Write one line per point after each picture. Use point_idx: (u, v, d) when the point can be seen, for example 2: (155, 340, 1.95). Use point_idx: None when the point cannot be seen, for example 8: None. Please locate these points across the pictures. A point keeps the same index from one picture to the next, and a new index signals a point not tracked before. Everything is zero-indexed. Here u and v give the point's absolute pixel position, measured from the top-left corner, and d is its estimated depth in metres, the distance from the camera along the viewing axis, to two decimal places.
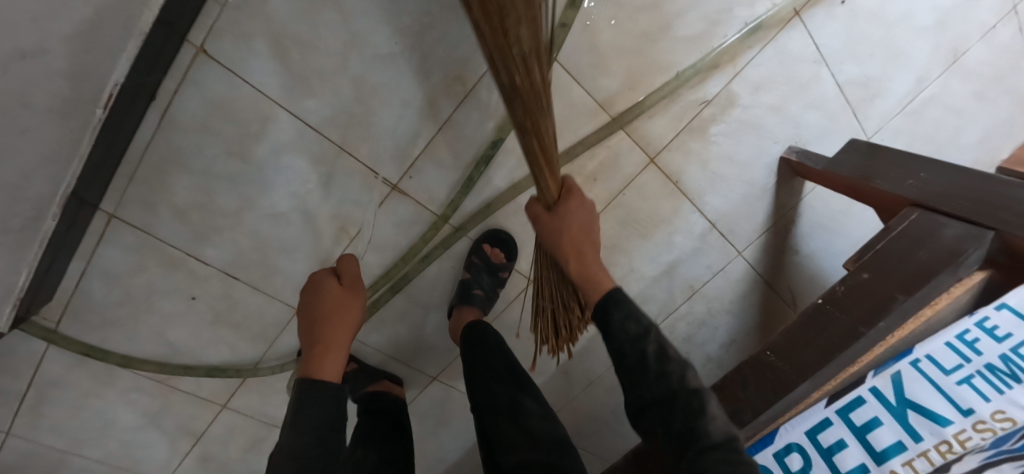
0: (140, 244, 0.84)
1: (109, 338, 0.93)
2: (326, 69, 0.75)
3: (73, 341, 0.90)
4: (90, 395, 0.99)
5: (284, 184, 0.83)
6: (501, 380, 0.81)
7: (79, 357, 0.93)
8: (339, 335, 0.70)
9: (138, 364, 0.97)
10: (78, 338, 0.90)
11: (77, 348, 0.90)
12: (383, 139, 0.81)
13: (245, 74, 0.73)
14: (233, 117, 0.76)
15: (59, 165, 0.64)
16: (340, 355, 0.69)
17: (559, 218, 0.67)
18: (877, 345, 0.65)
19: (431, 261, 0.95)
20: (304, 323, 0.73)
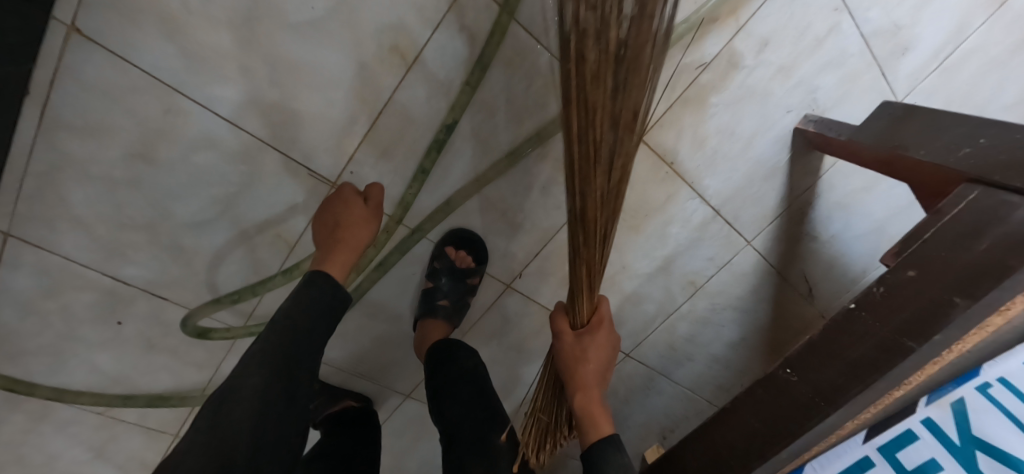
0: (45, 268, 0.71)
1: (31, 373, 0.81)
2: (231, 45, 0.61)
3: None
4: (21, 433, 0.88)
5: (204, 188, 0.70)
6: (470, 404, 0.72)
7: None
8: (354, 241, 0.63)
9: (71, 397, 0.86)
10: None
11: None
12: (314, 129, 0.68)
13: (131, 57, 0.59)
14: (126, 111, 0.62)
15: None
16: (349, 259, 0.63)
17: (580, 345, 0.67)
18: (929, 363, 0.51)
19: (386, 270, 0.81)
20: (327, 223, 0.66)
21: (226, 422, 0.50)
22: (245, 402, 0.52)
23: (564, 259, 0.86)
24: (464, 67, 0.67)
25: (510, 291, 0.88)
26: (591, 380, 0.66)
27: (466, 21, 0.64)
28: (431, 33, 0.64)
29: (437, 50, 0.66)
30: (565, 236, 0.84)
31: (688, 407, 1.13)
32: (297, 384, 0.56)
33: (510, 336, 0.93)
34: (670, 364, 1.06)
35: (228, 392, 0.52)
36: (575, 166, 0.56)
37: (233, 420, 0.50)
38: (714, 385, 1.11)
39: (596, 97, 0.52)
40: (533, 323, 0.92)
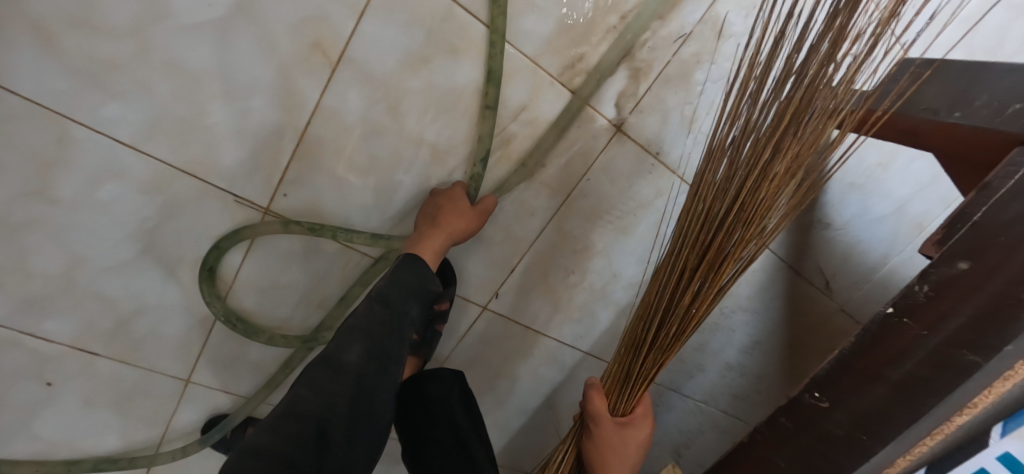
0: None
1: None
2: (121, 56, 0.52)
3: None
4: None
5: (119, 225, 0.61)
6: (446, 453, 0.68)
7: None
8: (452, 233, 0.62)
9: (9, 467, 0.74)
10: None
11: None
12: (236, 147, 0.59)
13: (0, 78, 0.49)
14: (7, 144, 0.53)
15: None
16: (441, 246, 0.63)
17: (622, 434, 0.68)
18: (998, 380, 0.39)
19: None
20: (428, 209, 0.65)
21: (322, 392, 0.48)
22: (332, 378, 0.50)
23: (545, 272, 0.76)
24: (402, 62, 0.58)
25: (487, 313, 0.77)
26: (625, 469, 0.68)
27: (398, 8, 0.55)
28: (356, 24, 0.55)
29: (367, 44, 0.56)
30: (544, 247, 0.74)
31: (704, 422, 1.02)
32: (374, 397, 0.53)
33: (492, 361, 0.83)
34: (679, 376, 0.96)
35: (323, 361, 0.51)
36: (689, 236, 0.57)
37: (323, 393, 0.48)
38: (730, 396, 1.00)
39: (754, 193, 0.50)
40: (519, 345, 0.82)
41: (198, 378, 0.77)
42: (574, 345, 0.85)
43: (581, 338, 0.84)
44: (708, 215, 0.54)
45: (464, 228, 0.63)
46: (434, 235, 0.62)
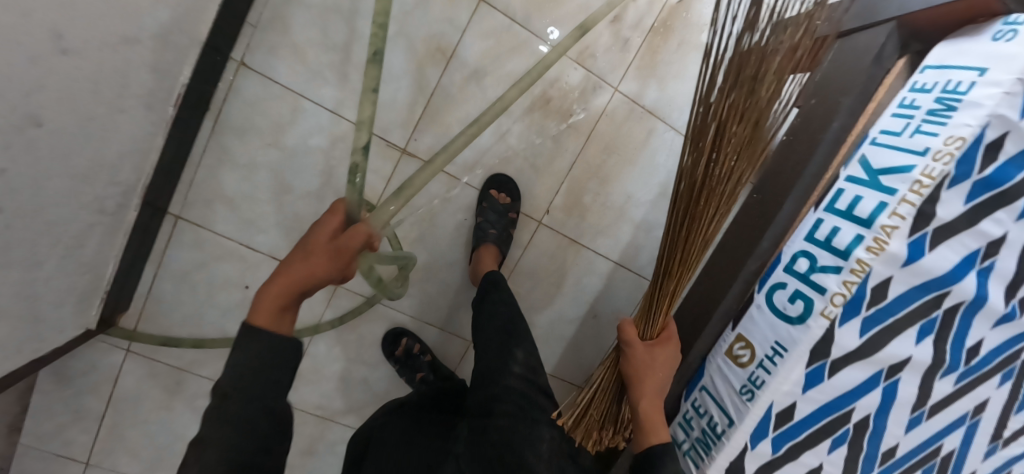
0: (202, 241, 1.00)
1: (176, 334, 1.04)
2: (331, 60, 0.94)
3: (151, 335, 1.02)
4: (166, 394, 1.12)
5: (313, 164, 0.99)
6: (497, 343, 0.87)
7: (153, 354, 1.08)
8: (302, 270, 0.60)
9: (209, 343, 1.03)
10: (154, 333, 1.03)
11: (156, 340, 1.02)
12: (386, 110, 0.97)
13: (273, 74, 0.93)
14: (265, 110, 0.94)
15: (135, 163, 0.81)
16: (284, 293, 0.58)
17: (652, 352, 0.76)
18: (842, 145, 0.71)
19: (443, 216, 1.06)
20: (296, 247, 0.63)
21: (219, 435, 0.50)
22: (223, 426, 0.50)
23: (581, 193, 1.09)
24: (482, 55, 0.98)
25: (542, 226, 1.10)
26: (651, 391, 0.75)
27: (482, 25, 0.97)
28: (459, 36, 0.97)
29: (464, 46, 0.97)
30: (578, 173, 1.08)
31: None
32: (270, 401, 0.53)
33: (547, 268, 1.13)
34: None
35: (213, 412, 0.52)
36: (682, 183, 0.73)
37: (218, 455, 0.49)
38: None
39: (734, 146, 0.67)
40: (566, 255, 1.13)
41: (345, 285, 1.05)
42: (606, 255, 1.15)
43: (612, 249, 1.14)
44: (703, 145, 0.69)
45: (305, 269, 0.60)
46: (277, 278, 0.59)
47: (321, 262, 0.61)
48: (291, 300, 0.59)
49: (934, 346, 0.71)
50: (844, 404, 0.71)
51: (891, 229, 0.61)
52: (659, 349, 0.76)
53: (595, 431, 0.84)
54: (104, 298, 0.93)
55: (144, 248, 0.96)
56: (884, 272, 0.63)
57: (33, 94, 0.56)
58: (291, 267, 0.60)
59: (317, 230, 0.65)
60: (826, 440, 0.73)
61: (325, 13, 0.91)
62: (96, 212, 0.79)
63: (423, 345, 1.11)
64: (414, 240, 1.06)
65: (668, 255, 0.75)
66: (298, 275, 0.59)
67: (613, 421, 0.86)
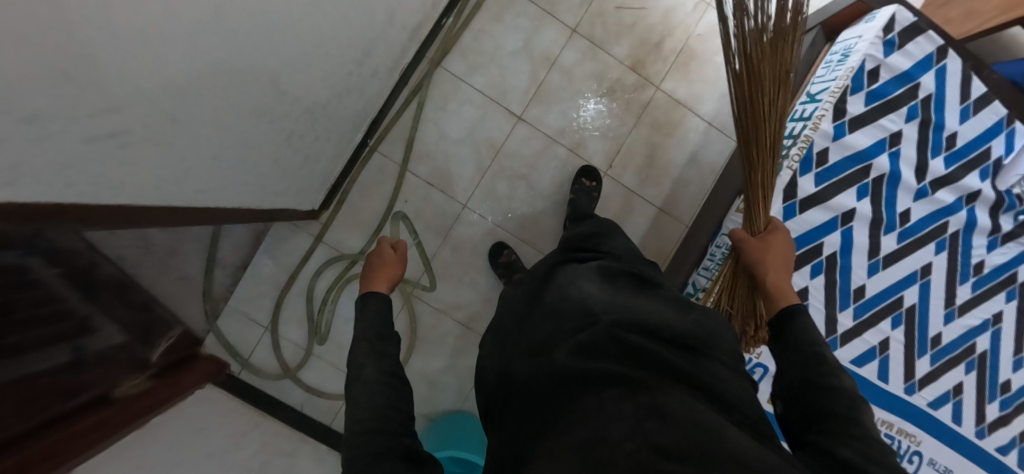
0: (385, 168, 1.53)
1: (351, 233, 1.54)
2: (481, 61, 1.53)
3: (336, 232, 1.54)
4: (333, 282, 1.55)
5: (462, 122, 1.54)
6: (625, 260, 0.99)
7: (332, 247, 1.54)
8: (387, 276, 1.24)
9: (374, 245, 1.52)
10: (337, 232, 1.54)
11: (338, 237, 1.54)
12: (511, 92, 1.55)
13: (447, 67, 1.53)
14: (437, 88, 1.53)
15: (372, 106, 1.39)
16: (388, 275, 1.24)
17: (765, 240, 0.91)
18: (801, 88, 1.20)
19: (540, 164, 1.56)
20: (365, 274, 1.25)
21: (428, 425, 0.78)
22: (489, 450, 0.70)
23: (634, 155, 1.59)
24: (573, 63, 1.56)
25: (607, 175, 1.58)
26: (775, 265, 0.87)
27: (575, 44, 1.55)
28: (560, 51, 1.55)
29: (563, 57, 1.55)
30: (631, 141, 1.59)
31: None
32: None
33: (610, 208, 1.59)
34: None
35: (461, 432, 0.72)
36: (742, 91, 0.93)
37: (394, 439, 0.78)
38: None
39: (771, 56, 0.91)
40: (622, 199, 1.59)
41: (469, 205, 1.55)
42: (652, 202, 1.60)
43: (656, 196, 1.60)
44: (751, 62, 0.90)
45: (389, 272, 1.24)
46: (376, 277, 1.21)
47: (387, 274, 1.24)
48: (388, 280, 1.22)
49: (872, 206, 1.11)
50: (814, 237, 1.10)
51: (820, 116, 1.08)
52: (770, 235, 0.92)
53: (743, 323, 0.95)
54: (325, 191, 1.45)
55: (351, 165, 1.50)
56: (822, 143, 1.08)
57: (372, 36, 1.15)
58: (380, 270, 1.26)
59: (380, 257, 1.31)
60: (806, 266, 1.11)
61: (482, 34, 1.53)
62: (351, 124, 1.35)
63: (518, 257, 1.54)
64: (520, 178, 1.56)
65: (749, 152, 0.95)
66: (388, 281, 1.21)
67: (750, 316, 0.94)
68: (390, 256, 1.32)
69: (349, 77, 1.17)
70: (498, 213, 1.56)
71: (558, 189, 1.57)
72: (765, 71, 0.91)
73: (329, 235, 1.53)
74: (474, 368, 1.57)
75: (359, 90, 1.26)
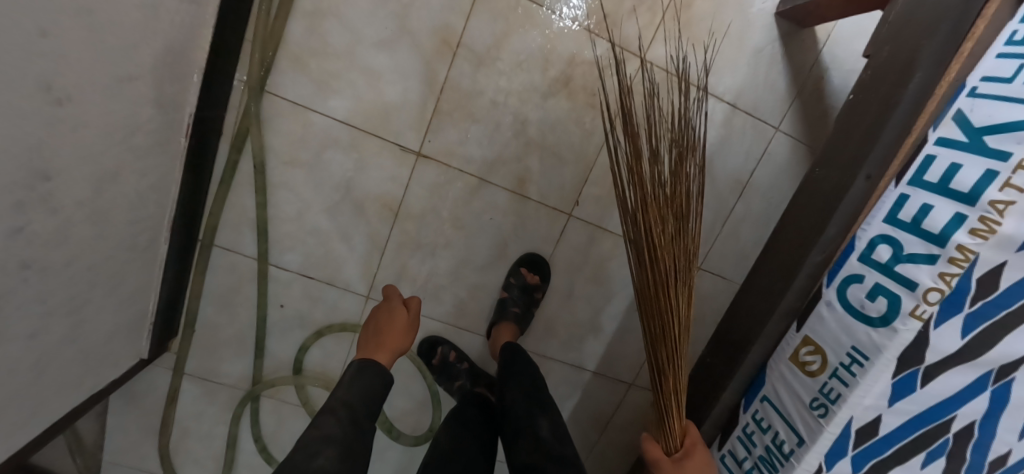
0: (235, 265, 1.01)
1: (219, 356, 1.08)
2: (333, 68, 0.89)
3: (198, 360, 1.08)
4: (221, 417, 1.15)
5: (328, 176, 0.95)
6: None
7: (201, 378, 1.10)
8: (394, 342, 0.81)
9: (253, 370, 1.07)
10: (200, 359, 1.08)
11: (203, 366, 1.09)
12: (395, 114, 0.92)
13: (279, 91, 0.89)
14: (272, 129, 0.91)
15: (157, 201, 0.83)
16: (394, 344, 0.81)
17: (682, 468, 0.66)
18: (939, 90, 0.58)
19: (466, 220, 0.99)
20: (370, 329, 0.83)
21: None
22: None
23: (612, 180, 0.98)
24: (493, 41, 0.89)
25: (574, 219, 1.01)
26: None
27: (489, 6, 0.87)
28: (465, 25, 0.88)
29: (472, 35, 0.88)
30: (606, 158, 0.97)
31: None
32: None
33: (586, 265, 1.05)
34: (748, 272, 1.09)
35: None
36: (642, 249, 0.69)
37: None
38: None
39: (682, 192, 0.70)
40: (602, 247, 1.03)
41: (373, 296, 1.05)
42: None
43: None
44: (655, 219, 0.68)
45: (401, 334, 0.83)
46: (378, 346, 0.81)
47: (398, 340, 0.82)
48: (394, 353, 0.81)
49: None
50: (940, 413, 0.60)
51: (1005, 206, 0.48)
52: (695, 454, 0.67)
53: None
54: (150, 328, 0.96)
55: (181, 276, 0.98)
56: (996, 258, 0.50)
57: (42, 144, 0.56)
58: (383, 322, 0.84)
59: (385, 304, 0.87)
60: (918, 454, 0.63)
61: (320, 18, 0.86)
62: (129, 247, 0.81)
63: (460, 353, 1.06)
64: (440, 246, 1.01)
65: (657, 346, 0.70)
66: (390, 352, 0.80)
67: None
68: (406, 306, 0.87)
69: (41, 224, 0.61)
70: (419, 301, 1.05)
71: (502, 250, 1.02)
72: (670, 228, 0.69)
73: (193, 366, 1.09)
74: None
75: (93, 213, 0.70)
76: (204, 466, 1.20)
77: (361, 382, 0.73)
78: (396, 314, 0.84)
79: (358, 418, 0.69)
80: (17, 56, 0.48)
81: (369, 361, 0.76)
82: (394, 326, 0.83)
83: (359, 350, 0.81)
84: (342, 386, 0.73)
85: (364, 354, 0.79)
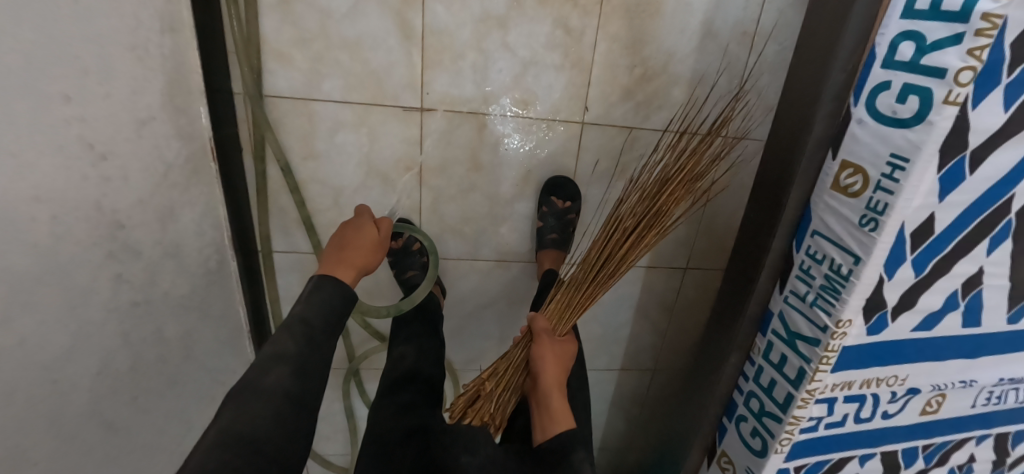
0: (296, 263, 1.10)
1: None
2: (316, 52, 0.90)
3: None
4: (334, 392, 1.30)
5: (347, 157, 0.99)
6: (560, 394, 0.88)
7: None
8: (354, 257, 0.83)
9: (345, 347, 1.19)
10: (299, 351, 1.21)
11: None
12: (388, 77, 0.93)
13: (276, 90, 0.93)
14: (284, 129, 0.96)
15: (212, 226, 0.91)
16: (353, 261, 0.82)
17: (559, 346, 0.85)
18: None
19: (484, 158, 1.02)
20: (334, 244, 0.85)
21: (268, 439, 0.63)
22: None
23: (614, 73, 0.96)
24: None
25: (587, 125, 1.01)
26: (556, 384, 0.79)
27: None
28: None
29: None
30: (603, 53, 0.94)
31: None
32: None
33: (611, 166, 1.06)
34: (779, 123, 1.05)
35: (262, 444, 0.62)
36: (665, 174, 0.88)
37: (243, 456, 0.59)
38: None
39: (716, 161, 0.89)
40: (622, 145, 1.03)
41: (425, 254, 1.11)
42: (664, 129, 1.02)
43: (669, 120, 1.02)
44: (684, 173, 0.87)
45: (361, 248, 0.84)
46: (340, 257, 0.82)
47: (360, 254, 0.84)
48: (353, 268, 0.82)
49: None
50: (1000, 194, 0.59)
51: None
52: (564, 344, 0.86)
53: (483, 410, 0.88)
54: (248, 335, 1.08)
55: (256, 284, 1.08)
56: None
57: (106, 198, 0.64)
58: (346, 236, 0.85)
59: (353, 223, 0.89)
60: (983, 240, 0.63)
61: (288, 5, 0.86)
62: (205, 271, 0.90)
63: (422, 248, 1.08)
64: (469, 190, 1.05)
65: (600, 253, 0.91)
66: (351, 265, 0.82)
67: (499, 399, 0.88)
68: (373, 226, 0.90)
69: (131, 267, 0.70)
70: (466, 246, 1.11)
71: (527, 177, 1.05)
72: (679, 181, 0.87)
73: None
74: None
75: (167, 249, 0.78)
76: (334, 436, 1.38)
77: (321, 299, 0.75)
78: (361, 232, 0.87)
79: (315, 334, 0.72)
80: (51, 123, 0.53)
81: (331, 276, 0.78)
82: (361, 245, 0.85)
83: (321, 264, 0.82)
84: (300, 302, 0.75)
85: (322, 267, 0.81)
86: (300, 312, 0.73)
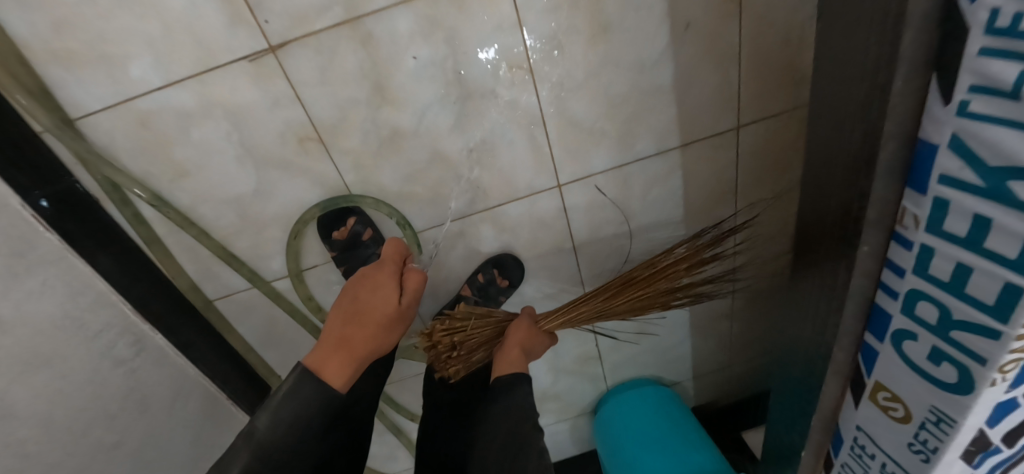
0: (243, 303, 0.88)
1: None
2: (91, 30, 0.62)
3: None
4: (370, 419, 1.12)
5: (220, 156, 0.72)
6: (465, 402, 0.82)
7: None
8: (360, 337, 0.67)
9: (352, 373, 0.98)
10: None
11: None
12: (201, 25, 0.62)
13: (81, 106, 0.66)
14: (127, 152, 0.71)
15: (95, 306, 0.70)
16: (347, 358, 0.65)
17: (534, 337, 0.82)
18: None
19: (390, 85, 0.69)
20: (342, 312, 0.69)
21: None
22: None
23: None
24: None
25: None
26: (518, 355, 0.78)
27: None
28: None
29: None
30: None
31: None
32: None
33: (578, 21, 0.67)
34: None
35: None
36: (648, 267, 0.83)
37: None
38: None
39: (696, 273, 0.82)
40: None
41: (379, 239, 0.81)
42: None
43: None
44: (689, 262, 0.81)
45: (375, 326, 0.68)
46: (338, 342, 0.66)
47: (373, 328, 0.68)
48: (348, 364, 0.65)
49: None
50: None
51: None
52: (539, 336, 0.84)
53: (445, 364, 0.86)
54: (232, 401, 0.91)
55: (214, 343, 0.89)
56: None
57: None
58: (359, 297, 0.69)
59: (369, 281, 0.72)
60: None
61: None
62: (115, 363, 0.71)
63: (378, 235, 0.81)
64: (394, 137, 0.73)
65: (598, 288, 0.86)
66: (357, 349, 0.66)
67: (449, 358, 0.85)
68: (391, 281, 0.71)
69: None
70: (428, 210, 0.81)
71: (463, 87, 0.70)
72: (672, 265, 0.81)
73: None
74: (586, 362, 1.07)
75: (20, 364, 0.57)
76: (396, 456, 1.22)
77: (297, 400, 0.59)
78: (376, 296, 0.70)
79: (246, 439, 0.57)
80: None
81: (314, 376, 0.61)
82: (372, 321, 0.69)
83: (319, 343, 0.66)
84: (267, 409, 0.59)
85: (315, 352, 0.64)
86: (263, 428, 0.58)
